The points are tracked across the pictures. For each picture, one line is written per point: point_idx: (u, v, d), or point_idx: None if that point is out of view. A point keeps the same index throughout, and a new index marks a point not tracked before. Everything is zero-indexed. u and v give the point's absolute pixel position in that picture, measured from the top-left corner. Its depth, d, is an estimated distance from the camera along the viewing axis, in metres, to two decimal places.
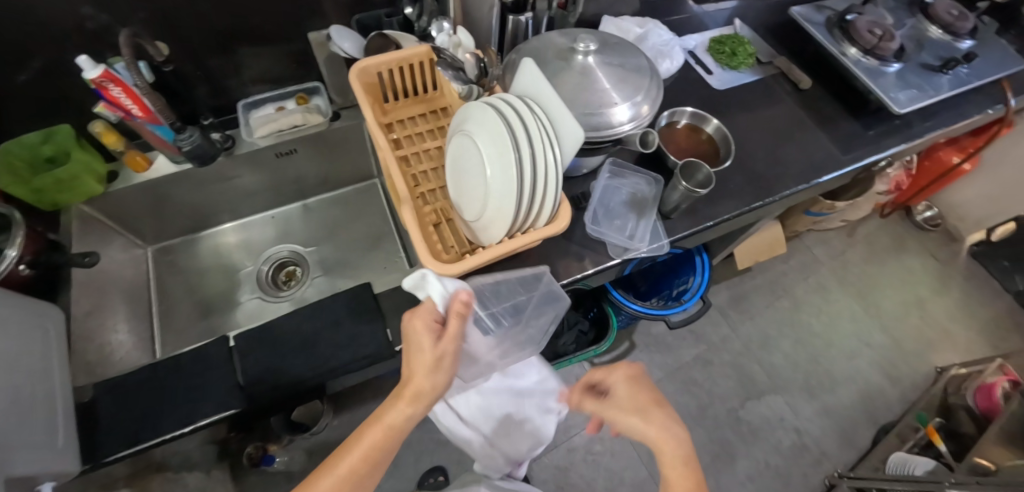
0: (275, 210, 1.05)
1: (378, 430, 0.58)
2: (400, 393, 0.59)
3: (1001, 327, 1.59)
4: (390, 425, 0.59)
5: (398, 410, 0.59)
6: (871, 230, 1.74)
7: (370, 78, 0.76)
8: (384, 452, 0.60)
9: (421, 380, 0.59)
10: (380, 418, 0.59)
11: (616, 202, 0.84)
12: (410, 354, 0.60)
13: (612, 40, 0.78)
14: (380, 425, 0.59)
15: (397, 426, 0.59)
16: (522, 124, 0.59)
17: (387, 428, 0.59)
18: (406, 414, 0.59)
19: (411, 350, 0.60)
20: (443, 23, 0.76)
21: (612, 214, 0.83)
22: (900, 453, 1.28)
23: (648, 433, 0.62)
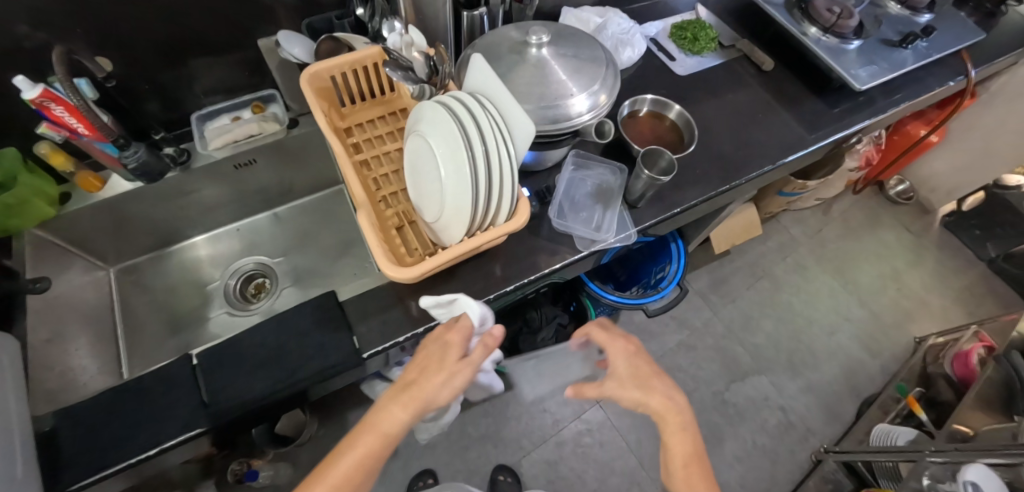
0: (240, 222, 1.03)
1: (373, 435, 0.55)
2: (404, 397, 0.56)
3: (976, 294, 1.62)
4: (385, 431, 0.55)
5: (394, 412, 0.55)
6: (846, 207, 1.76)
7: (323, 83, 0.75)
8: (371, 463, 0.55)
9: (433, 390, 0.56)
10: (378, 425, 0.55)
11: (581, 194, 0.83)
12: (424, 361, 0.59)
13: (566, 31, 0.78)
14: (376, 431, 0.55)
15: (393, 436, 0.56)
16: (474, 121, 0.59)
17: (378, 432, 0.55)
18: (401, 422, 0.55)
19: (433, 359, 0.59)
20: (395, 23, 0.75)
21: (578, 206, 0.82)
22: (883, 424, 1.30)
23: (651, 402, 0.62)
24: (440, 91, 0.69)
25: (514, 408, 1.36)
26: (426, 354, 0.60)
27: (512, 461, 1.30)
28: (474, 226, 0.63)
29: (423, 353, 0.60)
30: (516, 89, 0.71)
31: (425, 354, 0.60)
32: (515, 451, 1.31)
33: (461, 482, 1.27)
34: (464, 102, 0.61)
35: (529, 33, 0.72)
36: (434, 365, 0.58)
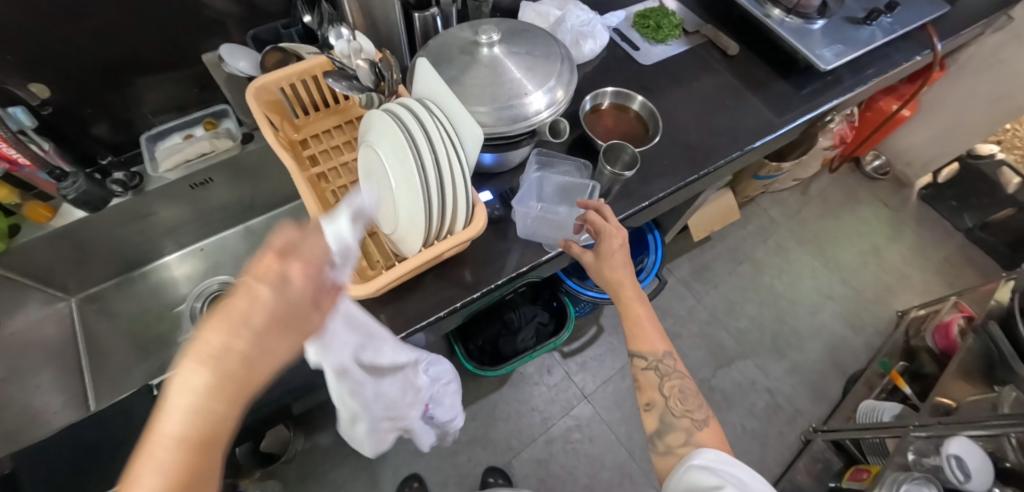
0: (204, 242, 1.00)
1: (182, 456, 0.31)
2: (228, 372, 0.33)
3: (955, 264, 1.63)
4: (204, 443, 0.32)
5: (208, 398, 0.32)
6: (824, 186, 1.76)
7: (270, 96, 0.72)
8: (193, 490, 0.31)
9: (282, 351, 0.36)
10: (207, 426, 0.32)
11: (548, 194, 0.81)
12: (250, 316, 0.35)
13: (519, 28, 0.76)
14: (187, 446, 0.31)
15: (216, 440, 0.33)
16: (422, 125, 0.59)
17: (203, 439, 0.32)
18: (233, 415, 0.34)
19: (275, 314, 0.36)
20: (340, 29, 0.73)
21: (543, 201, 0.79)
22: (868, 401, 1.31)
23: (611, 276, 0.71)
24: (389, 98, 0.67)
25: (502, 409, 1.35)
26: (247, 306, 0.35)
27: (502, 462, 1.29)
28: (431, 234, 0.62)
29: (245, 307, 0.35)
30: (470, 90, 0.69)
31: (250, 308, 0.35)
32: (505, 451, 1.31)
33: (452, 487, 1.26)
34: (413, 108, 0.61)
35: (479, 32, 0.70)
36: (279, 317, 0.36)
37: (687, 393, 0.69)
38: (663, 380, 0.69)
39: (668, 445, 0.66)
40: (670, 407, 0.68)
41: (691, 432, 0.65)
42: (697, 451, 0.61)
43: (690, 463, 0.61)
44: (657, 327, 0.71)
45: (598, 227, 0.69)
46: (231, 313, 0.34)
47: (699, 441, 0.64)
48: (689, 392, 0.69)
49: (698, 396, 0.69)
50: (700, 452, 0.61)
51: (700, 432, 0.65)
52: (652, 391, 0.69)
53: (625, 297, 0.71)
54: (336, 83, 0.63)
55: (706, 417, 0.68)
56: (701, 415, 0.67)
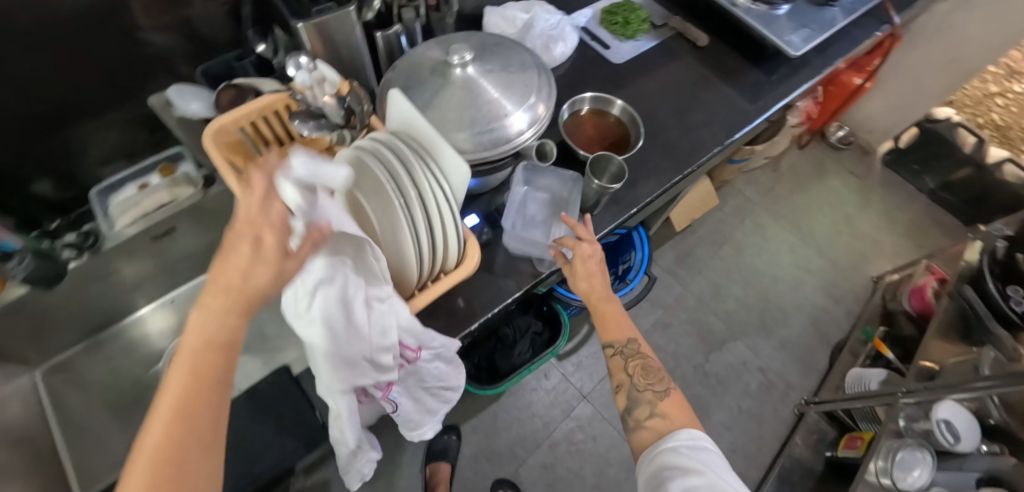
0: (173, 293, 0.94)
1: (194, 364, 0.32)
2: (244, 293, 0.35)
3: (922, 226, 1.70)
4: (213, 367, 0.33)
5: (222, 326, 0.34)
6: (794, 160, 1.79)
7: (230, 139, 0.67)
8: (216, 389, 0.33)
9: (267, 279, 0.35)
10: (221, 333, 0.34)
11: (536, 210, 0.77)
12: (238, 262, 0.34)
13: (491, 42, 0.73)
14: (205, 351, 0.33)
15: (225, 346, 0.34)
16: (402, 162, 0.56)
17: (219, 344, 0.34)
18: (237, 329, 0.35)
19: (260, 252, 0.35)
20: (299, 57, 0.65)
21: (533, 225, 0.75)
22: (855, 369, 1.35)
23: (584, 285, 0.68)
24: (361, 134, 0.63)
25: (503, 419, 1.34)
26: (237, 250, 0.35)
27: (509, 472, 1.28)
28: (424, 275, 0.59)
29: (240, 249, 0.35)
30: (447, 116, 0.65)
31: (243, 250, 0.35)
32: (511, 461, 1.29)
33: None
34: (389, 144, 0.58)
35: (451, 53, 0.67)
36: (256, 272, 0.35)
37: (650, 368, 0.66)
38: (626, 361, 0.66)
39: (636, 419, 0.63)
40: (634, 384, 0.65)
41: (654, 403, 0.63)
42: (675, 433, 0.58)
43: (667, 446, 0.57)
44: (623, 315, 0.68)
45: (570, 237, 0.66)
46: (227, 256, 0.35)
47: (664, 412, 0.62)
48: (652, 369, 0.66)
49: (660, 371, 0.66)
50: (679, 434, 0.58)
51: (663, 403, 0.63)
52: (618, 373, 0.67)
53: (592, 297, 0.68)
54: (303, 125, 0.58)
55: (669, 389, 0.64)
56: (663, 387, 0.64)
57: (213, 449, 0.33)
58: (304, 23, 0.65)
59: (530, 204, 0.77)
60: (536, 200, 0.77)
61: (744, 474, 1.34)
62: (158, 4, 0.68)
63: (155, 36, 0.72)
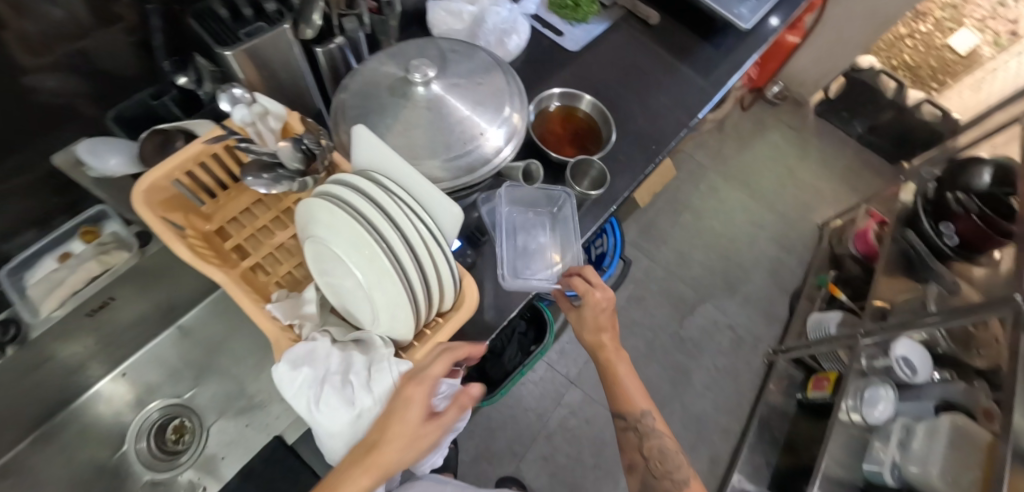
0: (124, 365, 0.84)
1: None
2: (379, 460, 0.46)
3: (855, 169, 1.81)
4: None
5: (357, 488, 0.46)
6: (737, 120, 1.85)
7: (164, 195, 0.58)
8: None
9: (394, 454, 0.46)
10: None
11: (526, 235, 0.74)
12: (390, 443, 0.46)
13: (450, 49, 0.66)
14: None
15: None
16: (380, 210, 0.49)
17: None
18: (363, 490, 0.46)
19: (403, 427, 0.47)
20: (234, 89, 0.56)
21: (529, 248, 0.73)
22: (815, 314, 1.44)
23: (591, 337, 0.67)
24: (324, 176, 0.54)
25: (497, 418, 1.33)
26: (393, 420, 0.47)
27: (511, 469, 1.29)
28: (421, 323, 0.54)
29: (417, 434, 0.47)
30: (417, 142, 0.59)
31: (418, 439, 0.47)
32: (511, 458, 1.30)
33: None
34: (359, 189, 0.50)
35: (411, 70, 0.60)
36: (392, 441, 0.46)
37: (667, 453, 0.67)
38: (643, 441, 0.67)
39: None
40: (651, 469, 0.67)
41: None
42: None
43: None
44: (637, 389, 0.68)
45: (579, 286, 0.63)
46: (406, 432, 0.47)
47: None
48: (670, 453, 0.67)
49: (677, 453, 0.68)
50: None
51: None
52: (634, 451, 0.68)
53: (604, 361, 0.68)
54: (257, 181, 0.50)
55: (687, 476, 0.66)
56: (682, 475, 0.66)
57: None
58: (231, 50, 0.56)
59: (521, 228, 0.75)
60: (525, 222, 0.75)
61: (728, 428, 1.42)
62: (43, 45, 0.57)
63: (47, 81, 0.60)
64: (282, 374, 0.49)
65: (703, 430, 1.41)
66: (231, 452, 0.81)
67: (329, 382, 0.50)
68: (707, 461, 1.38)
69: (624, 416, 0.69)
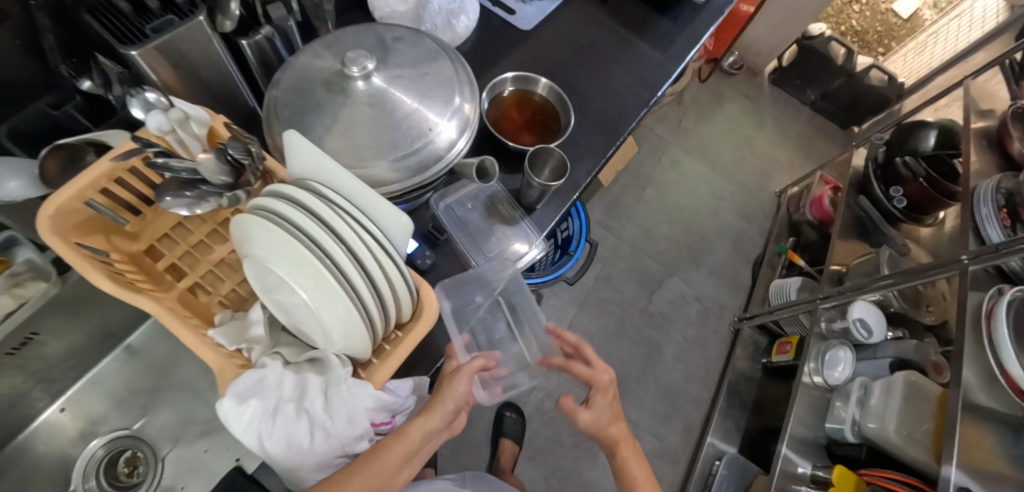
0: (64, 399, 0.76)
1: (393, 446, 0.47)
2: (435, 399, 0.51)
3: (808, 135, 1.86)
4: (407, 451, 0.47)
5: (415, 427, 0.48)
6: (695, 92, 1.85)
7: (79, 218, 0.52)
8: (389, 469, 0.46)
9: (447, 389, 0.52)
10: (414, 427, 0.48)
11: (483, 327, 0.77)
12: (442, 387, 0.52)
13: (390, 36, 0.61)
14: (398, 440, 0.47)
15: (411, 442, 0.48)
16: (321, 225, 0.44)
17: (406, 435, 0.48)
18: (424, 429, 0.49)
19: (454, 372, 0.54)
20: (147, 94, 0.51)
21: (491, 338, 0.77)
22: (776, 281, 1.48)
23: (610, 430, 0.68)
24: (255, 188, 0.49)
25: (473, 408, 1.32)
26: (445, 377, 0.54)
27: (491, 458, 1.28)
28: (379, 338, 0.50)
29: (450, 382, 0.53)
30: (361, 142, 0.55)
31: (453, 382, 0.53)
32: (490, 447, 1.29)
33: None
34: (296, 200, 0.45)
35: (348, 63, 0.55)
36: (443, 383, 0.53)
37: None
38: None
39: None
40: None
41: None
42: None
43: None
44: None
45: (594, 369, 0.68)
46: (441, 384, 0.53)
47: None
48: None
49: None
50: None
51: None
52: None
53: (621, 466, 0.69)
54: (176, 201, 0.43)
55: None
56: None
57: None
58: (139, 50, 0.49)
59: (472, 326, 0.76)
60: (477, 318, 0.76)
61: (699, 396, 1.46)
62: None
63: None
64: (230, 409, 0.45)
65: (676, 400, 1.45)
66: (192, 480, 0.76)
67: (282, 410, 0.47)
68: (681, 430, 1.42)
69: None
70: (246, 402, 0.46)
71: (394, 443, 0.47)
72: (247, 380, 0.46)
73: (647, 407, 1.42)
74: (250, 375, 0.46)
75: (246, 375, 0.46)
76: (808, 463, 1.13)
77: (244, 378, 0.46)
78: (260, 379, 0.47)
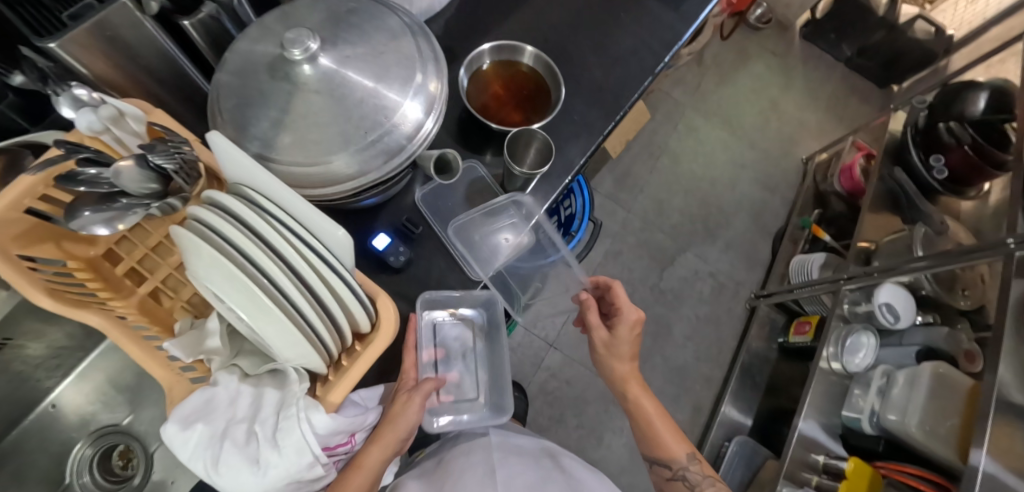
0: (53, 396, 0.77)
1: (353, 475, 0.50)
2: (388, 425, 0.51)
3: (842, 96, 1.71)
4: (363, 482, 0.50)
5: (373, 455, 0.51)
6: (716, 51, 1.70)
7: (20, 228, 0.47)
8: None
9: (398, 418, 0.52)
10: (370, 454, 0.50)
11: (447, 337, 0.76)
12: (401, 408, 0.52)
13: (345, 8, 0.54)
14: (356, 466, 0.50)
15: (372, 472, 0.51)
16: (256, 238, 0.40)
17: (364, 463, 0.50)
18: (382, 457, 0.51)
19: (417, 394, 0.53)
20: (77, 89, 0.47)
21: (452, 345, 0.77)
22: (798, 256, 1.39)
23: (619, 372, 0.77)
24: (185, 195, 0.47)
25: None
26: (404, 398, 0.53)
27: None
28: (333, 353, 0.47)
29: (402, 409, 0.52)
30: (310, 137, 0.49)
31: (404, 411, 0.52)
32: None
33: None
34: (229, 209, 0.40)
35: (287, 44, 0.48)
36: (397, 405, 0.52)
37: None
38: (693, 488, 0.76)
39: None
40: None
41: None
42: None
43: None
44: (678, 439, 0.78)
45: (625, 307, 0.74)
46: (393, 409, 0.53)
47: None
48: None
49: None
50: None
51: None
52: None
53: (638, 402, 0.77)
54: (93, 218, 0.43)
55: None
56: None
57: None
58: (58, 41, 0.44)
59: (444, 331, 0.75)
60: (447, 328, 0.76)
61: (710, 376, 1.41)
62: None
63: None
64: (172, 436, 0.43)
65: (686, 380, 1.40)
66: (181, 475, 0.78)
67: (230, 435, 0.44)
68: (690, 409, 1.37)
69: (670, 463, 0.77)
70: (185, 427, 0.44)
71: (353, 474, 0.50)
72: (189, 406, 0.45)
73: (655, 387, 1.38)
74: (198, 398, 0.45)
75: (188, 401, 0.45)
76: (823, 451, 1.08)
77: (189, 402, 0.45)
78: (206, 403, 0.45)
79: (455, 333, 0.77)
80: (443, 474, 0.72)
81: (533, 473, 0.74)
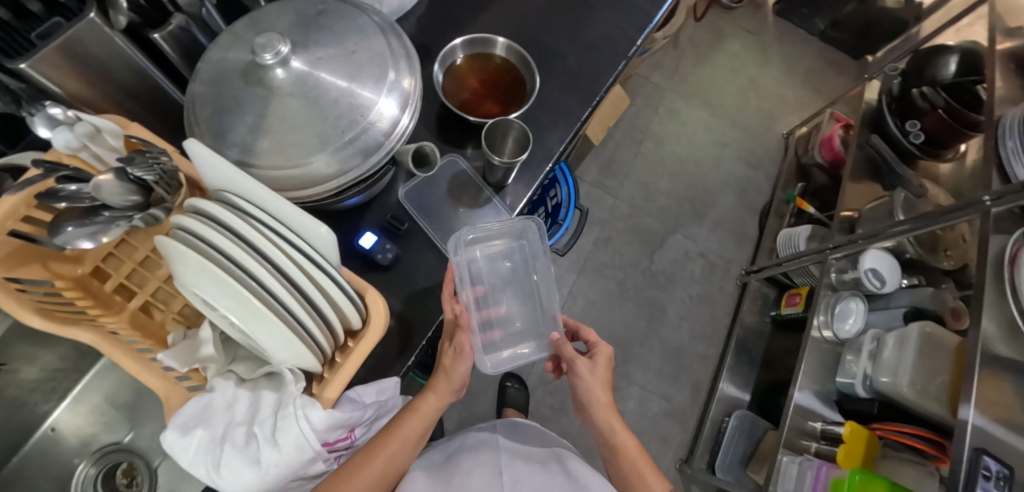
0: (52, 420, 0.77)
1: (413, 420, 0.57)
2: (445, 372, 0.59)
3: (818, 69, 1.73)
4: (422, 423, 0.57)
5: (430, 402, 0.58)
6: (692, 33, 1.71)
7: (5, 250, 0.46)
8: (415, 434, 0.57)
9: (449, 369, 0.59)
10: (428, 400, 0.58)
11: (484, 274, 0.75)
12: (453, 357, 0.59)
13: (314, 10, 0.54)
14: (416, 412, 0.57)
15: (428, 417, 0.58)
16: (242, 243, 0.40)
17: (423, 409, 0.57)
18: (438, 404, 0.59)
19: (465, 346, 0.59)
20: (52, 108, 0.47)
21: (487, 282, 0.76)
22: (784, 230, 1.41)
23: (595, 403, 0.70)
24: (167, 205, 0.47)
25: (476, 384, 1.31)
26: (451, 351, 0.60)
27: None
28: (327, 352, 0.48)
29: (453, 363, 0.59)
30: (288, 140, 0.49)
31: (455, 365, 0.59)
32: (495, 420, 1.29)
33: None
34: (213, 216, 0.41)
35: (259, 50, 0.48)
36: (448, 356, 0.59)
37: None
38: None
39: None
40: None
41: None
42: None
43: None
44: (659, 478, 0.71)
45: (599, 342, 0.71)
46: (444, 362, 0.60)
47: None
48: None
49: None
50: None
51: None
52: None
53: (617, 435, 0.70)
54: (76, 234, 0.43)
55: None
56: None
57: (400, 465, 0.58)
58: (28, 62, 0.45)
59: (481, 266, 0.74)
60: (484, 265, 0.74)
61: (706, 354, 1.43)
62: None
63: None
64: (173, 441, 0.44)
65: (683, 360, 1.42)
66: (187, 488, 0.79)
67: (229, 436, 0.45)
68: (689, 388, 1.39)
69: None
70: (186, 431, 0.44)
71: (410, 417, 0.57)
72: (186, 409, 0.45)
73: (654, 369, 1.40)
74: (195, 403, 0.45)
75: (189, 405, 0.45)
76: (820, 418, 1.10)
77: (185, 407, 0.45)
78: (206, 406, 0.46)
79: (491, 266, 0.76)
80: (451, 470, 0.75)
81: (539, 474, 0.76)
